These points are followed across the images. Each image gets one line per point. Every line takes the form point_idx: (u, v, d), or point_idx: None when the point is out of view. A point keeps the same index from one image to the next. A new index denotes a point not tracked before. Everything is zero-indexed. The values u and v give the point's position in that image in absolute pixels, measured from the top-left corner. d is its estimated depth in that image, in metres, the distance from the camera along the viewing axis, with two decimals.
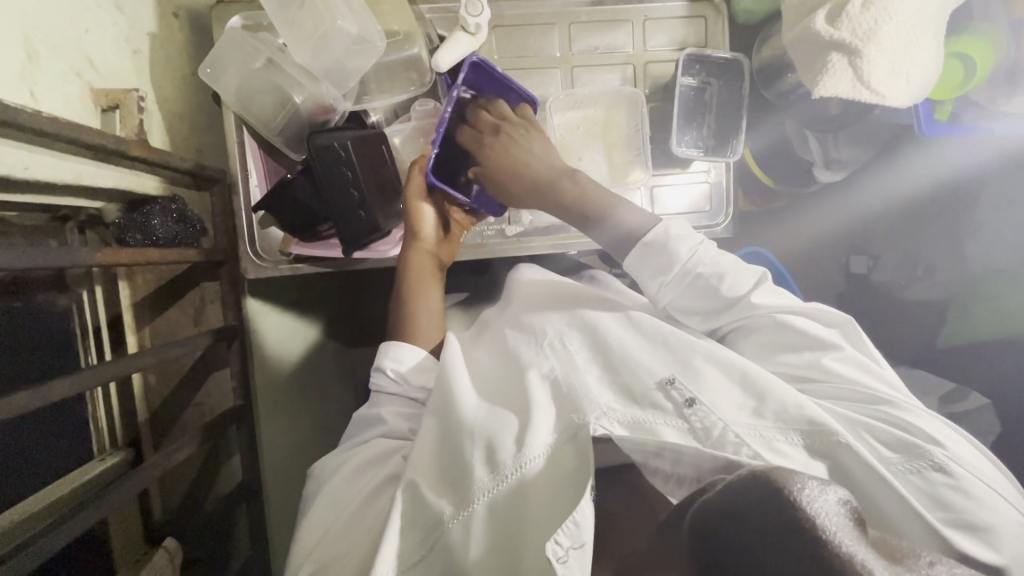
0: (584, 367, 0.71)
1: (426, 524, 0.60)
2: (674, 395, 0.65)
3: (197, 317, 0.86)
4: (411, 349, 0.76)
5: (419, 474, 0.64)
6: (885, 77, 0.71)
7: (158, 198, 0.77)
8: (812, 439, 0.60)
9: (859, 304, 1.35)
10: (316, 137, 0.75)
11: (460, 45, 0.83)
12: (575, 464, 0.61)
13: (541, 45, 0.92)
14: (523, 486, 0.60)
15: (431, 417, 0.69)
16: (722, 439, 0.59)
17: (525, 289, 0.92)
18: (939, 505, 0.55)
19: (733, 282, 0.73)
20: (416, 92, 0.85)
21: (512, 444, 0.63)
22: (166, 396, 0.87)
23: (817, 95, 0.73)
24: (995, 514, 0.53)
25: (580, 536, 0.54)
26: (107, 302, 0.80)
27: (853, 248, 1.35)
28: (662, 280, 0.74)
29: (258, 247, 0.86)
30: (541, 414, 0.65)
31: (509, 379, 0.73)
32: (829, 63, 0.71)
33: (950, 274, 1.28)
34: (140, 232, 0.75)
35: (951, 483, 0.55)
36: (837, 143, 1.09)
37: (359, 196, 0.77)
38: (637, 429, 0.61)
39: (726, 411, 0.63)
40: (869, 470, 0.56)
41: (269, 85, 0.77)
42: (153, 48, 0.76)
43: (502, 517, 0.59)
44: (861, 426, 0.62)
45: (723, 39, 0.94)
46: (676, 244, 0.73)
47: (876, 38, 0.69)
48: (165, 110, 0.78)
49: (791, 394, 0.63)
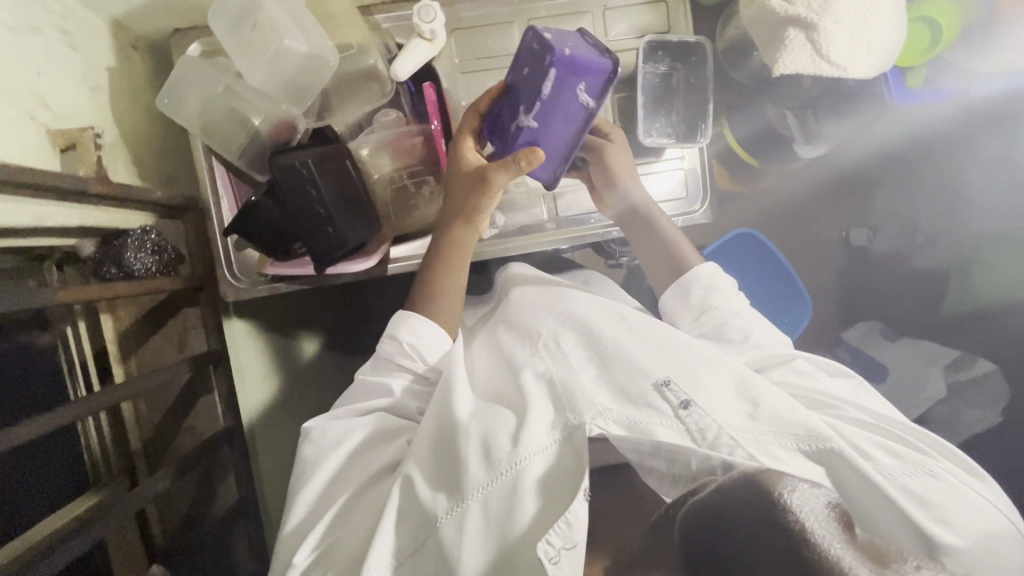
0: (581, 367, 0.74)
1: (418, 520, 0.65)
2: (669, 396, 0.69)
3: (182, 344, 0.87)
4: (426, 324, 0.79)
5: (416, 468, 0.68)
6: (845, 49, 0.69)
7: (130, 230, 0.78)
8: (808, 445, 0.66)
9: (860, 277, 1.34)
10: (277, 158, 0.74)
11: (420, 52, 0.83)
12: (573, 463, 0.65)
13: (502, 44, 0.92)
14: (518, 481, 0.63)
15: (431, 407, 0.74)
16: (717, 440, 0.63)
17: (518, 276, 0.94)
18: (923, 504, 0.62)
19: (757, 334, 0.82)
20: (378, 104, 0.85)
21: (507, 441, 0.66)
22: (157, 424, 0.87)
23: (777, 73, 0.72)
24: (972, 514, 0.62)
25: (572, 537, 0.58)
26: (91, 337, 0.81)
27: (855, 220, 1.33)
28: (697, 314, 0.84)
29: (235, 269, 0.87)
30: (536, 414, 0.68)
31: (502, 377, 0.78)
32: (788, 39, 0.69)
33: (950, 241, 1.24)
34: (115, 266, 0.77)
35: (938, 486, 0.64)
36: (818, 117, 1.05)
37: (325, 212, 0.77)
38: (633, 429, 0.65)
39: (720, 415, 0.67)
40: (862, 477, 0.63)
41: (227, 108, 0.76)
42: (113, 83, 0.77)
43: (496, 514, 0.62)
44: (854, 436, 0.69)
45: (686, 22, 0.92)
46: (713, 287, 0.84)
47: (832, 11, 0.67)
48: (131, 142, 0.79)
49: (781, 400, 0.70)
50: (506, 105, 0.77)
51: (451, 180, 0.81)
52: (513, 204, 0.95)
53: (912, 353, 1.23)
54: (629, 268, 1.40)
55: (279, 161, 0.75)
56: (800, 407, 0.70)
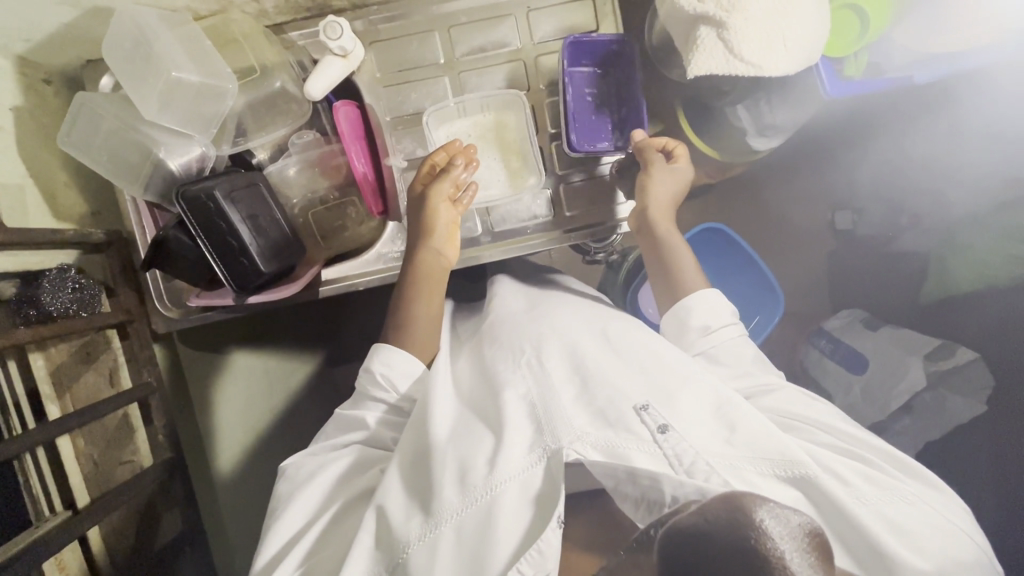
0: (562, 387, 0.71)
1: (391, 545, 0.64)
2: (647, 421, 0.66)
3: (113, 378, 0.88)
4: (399, 356, 0.78)
5: (387, 496, 0.67)
6: (759, 45, 0.65)
7: (48, 270, 0.78)
8: (784, 469, 0.64)
9: (847, 260, 1.29)
10: (184, 191, 0.72)
11: (332, 69, 0.81)
12: (546, 490, 0.63)
13: (423, 54, 0.89)
14: (492, 507, 0.62)
15: (409, 429, 0.73)
16: (694, 466, 0.62)
17: (507, 289, 0.92)
18: (896, 531, 0.61)
19: (750, 368, 0.79)
20: (295, 124, 0.84)
21: (483, 465, 0.64)
22: (96, 458, 0.87)
23: (690, 74, 0.67)
24: (945, 541, 0.61)
25: (543, 564, 0.59)
26: (24, 376, 0.80)
27: (836, 203, 1.29)
28: (706, 336, 0.79)
29: (165, 299, 0.87)
30: (513, 435, 0.66)
31: (486, 393, 0.74)
32: (699, 39, 0.66)
33: (937, 222, 1.17)
34: (34, 308, 0.76)
35: (913, 512, 0.63)
36: (770, 107, 0.99)
37: (238, 243, 0.75)
38: (609, 454, 0.63)
39: (697, 439, 0.65)
40: (837, 507, 0.61)
41: (130, 141, 0.75)
42: (20, 122, 0.76)
43: (468, 538, 0.61)
44: (830, 459, 0.67)
45: (613, 19, 0.88)
46: (715, 314, 0.80)
47: (741, 6, 0.63)
48: (40, 180, 0.78)
49: (757, 422, 0.67)
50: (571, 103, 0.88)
51: (415, 208, 0.83)
52: None
53: (897, 341, 1.15)
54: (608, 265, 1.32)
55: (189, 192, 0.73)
56: (777, 429, 0.67)
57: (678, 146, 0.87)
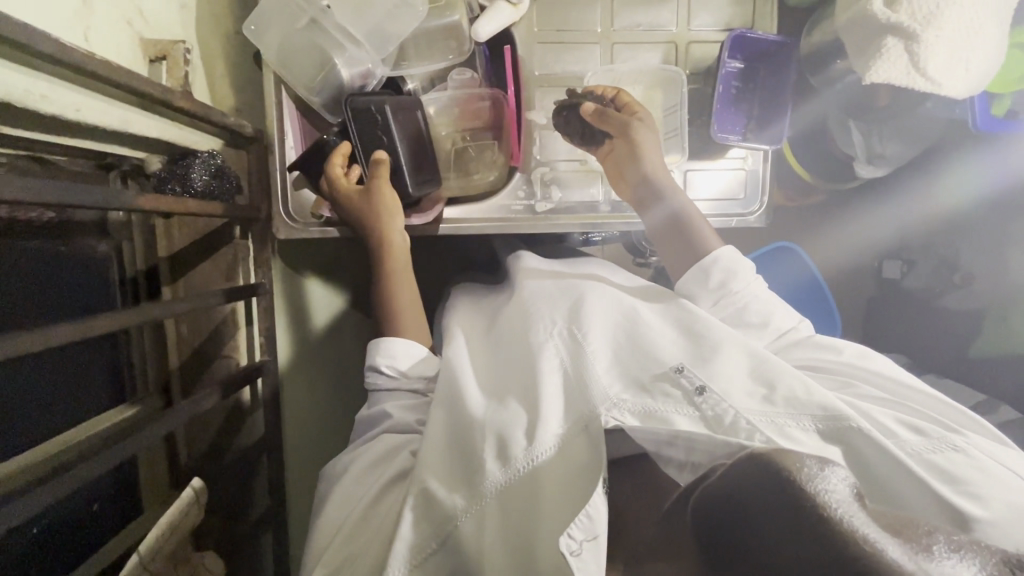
0: (595, 355, 0.65)
1: (437, 520, 0.56)
2: (684, 382, 0.60)
3: (229, 274, 0.87)
4: (400, 344, 0.74)
5: (428, 472, 0.59)
6: (942, 65, 0.69)
7: (199, 151, 0.77)
8: (826, 425, 0.56)
9: (886, 309, 1.28)
10: (355, 100, 0.75)
11: (502, 15, 0.83)
12: (589, 458, 0.55)
13: (584, 18, 0.90)
14: (536, 479, 0.55)
15: (438, 411, 0.66)
16: (735, 425, 0.55)
17: (529, 270, 0.85)
18: (950, 481, 0.51)
19: (777, 320, 0.75)
20: (455, 60, 0.85)
21: (523, 436, 0.58)
22: (196, 347, 0.87)
23: (866, 80, 0.71)
24: (1010, 491, 0.51)
25: (594, 528, 0.49)
26: (146, 251, 0.83)
27: (887, 252, 1.28)
28: (722, 293, 0.76)
29: (291, 208, 0.86)
30: (551, 404, 0.60)
31: (518, 366, 0.67)
32: (885, 48, 0.69)
33: (991, 286, 1.13)
34: (179, 184, 0.75)
35: (970, 463, 0.53)
36: (881, 136, 1.02)
37: (394, 163, 0.78)
38: (648, 418, 0.57)
39: (733, 395, 0.58)
40: (884, 453, 0.53)
41: (310, 46, 0.78)
42: (200, 4, 0.77)
43: (514, 514, 0.54)
44: (870, 410, 0.60)
45: (771, 21, 0.91)
46: (735, 270, 0.76)
47: (936, 22, 0.67)
48: (208, 65, 0.79)
49: (799, 378, 0.60)
50: (720, 90, 0.90)
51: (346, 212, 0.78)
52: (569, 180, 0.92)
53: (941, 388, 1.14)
54: (657, 270, 1.29)
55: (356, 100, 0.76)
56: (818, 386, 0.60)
57: (621, 92, 0.83)
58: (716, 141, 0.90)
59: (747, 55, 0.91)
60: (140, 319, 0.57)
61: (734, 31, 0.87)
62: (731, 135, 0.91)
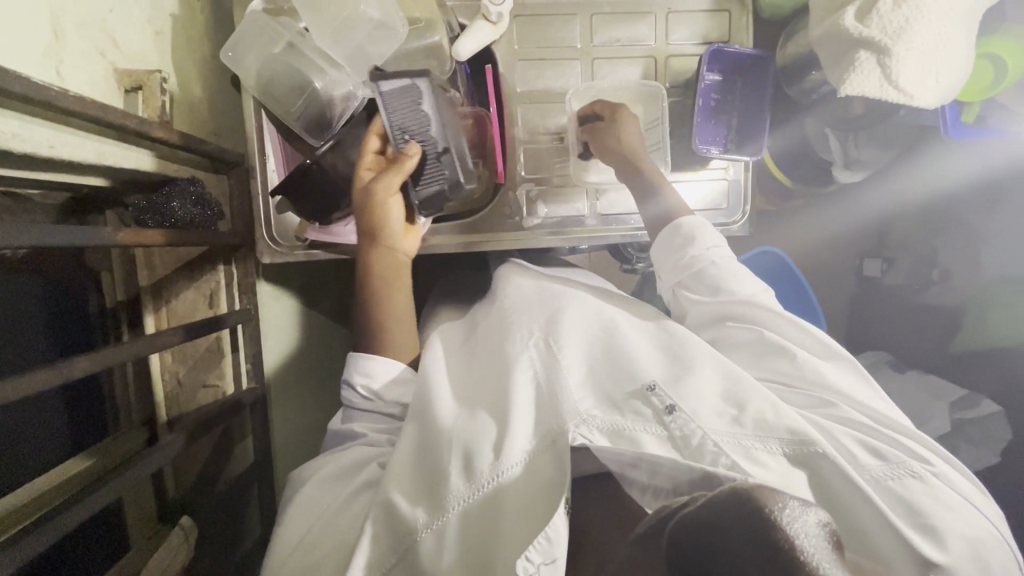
0: (569, 369, 0.65)
1: (398, 533, 0.55)
2: (654, 401, 0.60)
3: (212, 301, 0.85)
4: (379, 363, 0.72)
5: (393, 483, 0.58)
6: (914, 77, 0.71)
7: (177, 178, 0.74)
8: (792, 447, 0.57)
9: (867, 309, 1.31)
10: (389, 88, 0.72)
11: (482, 33, 0.83)
12: (553, 475, 0.56)
13: (563, 35, 0.90)
14: (501, 497, 0.55)
15: (409, 423, 0.65)
16: (702, 447, 0.55)
17: (509, 271, 0.86)
18: (907, 511, 0.54)
19: (737, 286, 0.75)
20: (437, 80, 0.85)
21: (490, 451, 0.57)
22: (180, 378, 0.86)
23: (842, 93, 0.73)
24: (965, 524, 0.53)
25: (553, 552, 0.49)
26: (125, 282, 0.81)
27: (867, 252, 1.30)
28: (679, 261, 0.78)
29: (275, 232, 0.85)
30: (521, 419, 0.60)
31: (493, 380, 0.66)
32: (858, 61, 0.71)
33: (968, 280, 1.16)
34: (158, 216, 0.72)
35: (927, 491, 0.55)
36: (858, 144, 1.04)
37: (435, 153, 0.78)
38: (617, 438, 0.57)
39: (704, 416, 0.59)
40: (846, 480, 0.54)
41: (289, 69, 0.78)
42: (175, 30, 0.76)
43: (476, 530, 0.54)
44: (841, 436, 0.60)
45: (747, 33, 0.92)
46: (695, 234, 0.78)
47: (907, 36, 0.69)
48: (186, 92, 0.77)
49: (769, 401, 0.61)
50: (701, 104, 0.91)
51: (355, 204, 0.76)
52: (554, 195, 0.92)
53: (921, 386, 1.15)
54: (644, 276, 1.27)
55: (386, 87, 0.72)
56: (787, 408, 0.61)
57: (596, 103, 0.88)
58: (698, 155, 0.91)
59: (726, 66, 0.92)
60: (124, 358, 0.56)
61: (713, 46, 0.89)
62: (714, 146, 0.92)
